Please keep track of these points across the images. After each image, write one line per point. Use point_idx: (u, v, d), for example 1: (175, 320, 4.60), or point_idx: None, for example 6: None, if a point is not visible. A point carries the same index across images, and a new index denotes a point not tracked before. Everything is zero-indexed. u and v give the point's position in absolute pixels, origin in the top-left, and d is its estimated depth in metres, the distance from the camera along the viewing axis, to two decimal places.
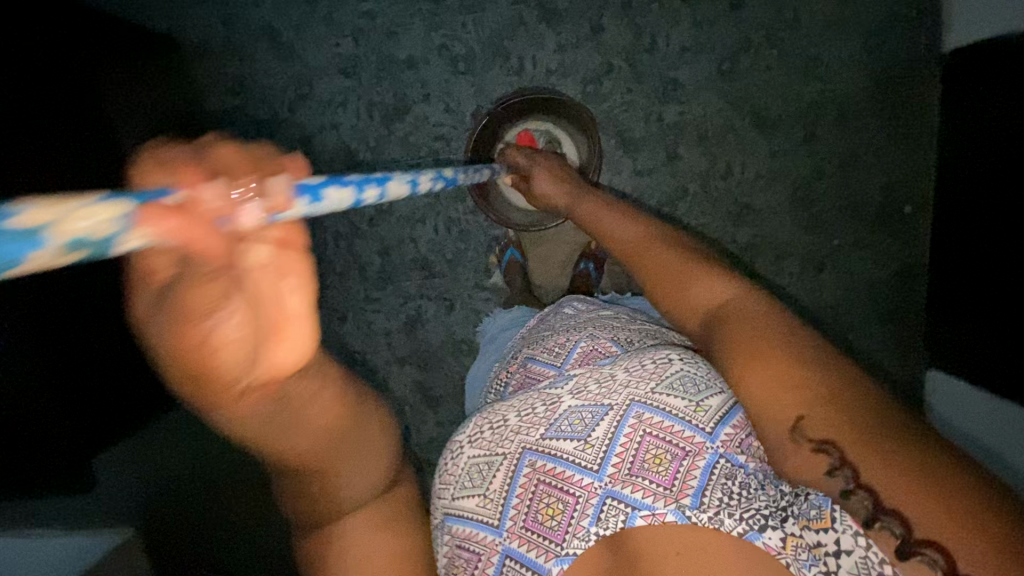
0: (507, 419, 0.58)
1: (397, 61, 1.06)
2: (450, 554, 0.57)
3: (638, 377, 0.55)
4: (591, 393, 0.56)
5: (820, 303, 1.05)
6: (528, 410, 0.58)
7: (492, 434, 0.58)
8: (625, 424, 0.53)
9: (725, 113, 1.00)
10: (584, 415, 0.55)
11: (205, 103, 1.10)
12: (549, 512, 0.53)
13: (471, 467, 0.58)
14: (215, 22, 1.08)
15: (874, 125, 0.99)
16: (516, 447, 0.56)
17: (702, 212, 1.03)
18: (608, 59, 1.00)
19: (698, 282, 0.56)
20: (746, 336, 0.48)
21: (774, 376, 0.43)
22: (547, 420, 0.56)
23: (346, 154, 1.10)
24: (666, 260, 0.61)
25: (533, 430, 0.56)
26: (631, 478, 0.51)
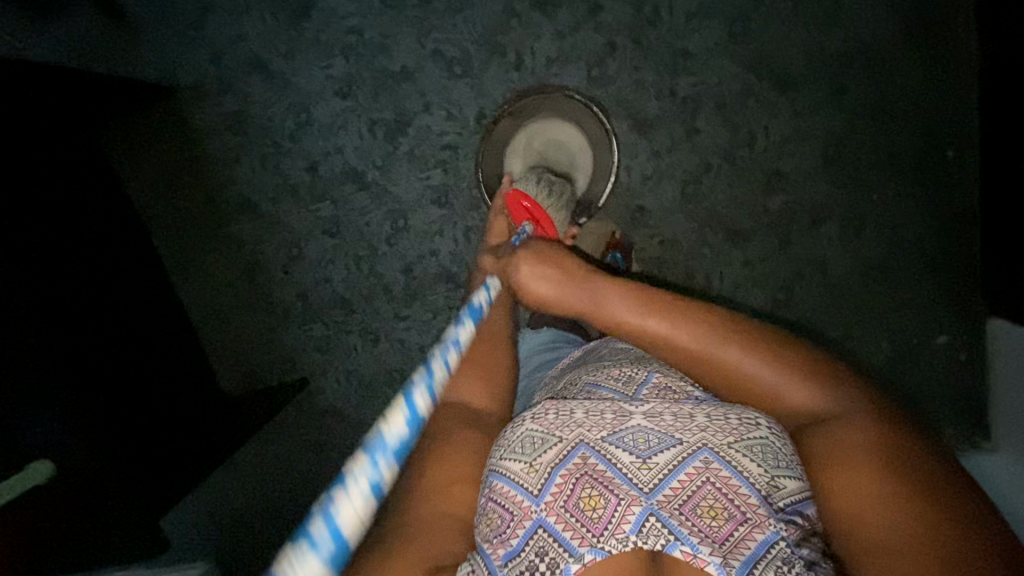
0: (573, 409, 0.55)
1: (393, 74, 1.02)
2: (482, 507, 0.54)
3: (719, 428, 0.52)
4: (665, 422, 0.53)
5: (865, 262, 1.00)
6: (596, 411, 0.54)
7: (557, 415, 0.55)
8: (689, 463, 0.50)
9: (743, 77, 0.94)
10: (650, 437, 0.52)
11: (207, 144, 1.09)
12: (590, 503, 0.50)
13: (527, 437, 0.54)
14: (205, 61, 1.06)
15: (904, 67, 0.93)
16: (575, 435, 0.52)
17: (728, 185, 0.99)
18: (610, 39, 0.96)
19: (793, 387, 0.52)
20: (866, 468, 0.48)
21: (866, 501, 0.47)
22: (613, 425, 0.53)
23: (355, 177, 1.08)
24: (747, 359, 0.53)
25: (597, 429, 0.52)
26: (679, 513, 0.48)
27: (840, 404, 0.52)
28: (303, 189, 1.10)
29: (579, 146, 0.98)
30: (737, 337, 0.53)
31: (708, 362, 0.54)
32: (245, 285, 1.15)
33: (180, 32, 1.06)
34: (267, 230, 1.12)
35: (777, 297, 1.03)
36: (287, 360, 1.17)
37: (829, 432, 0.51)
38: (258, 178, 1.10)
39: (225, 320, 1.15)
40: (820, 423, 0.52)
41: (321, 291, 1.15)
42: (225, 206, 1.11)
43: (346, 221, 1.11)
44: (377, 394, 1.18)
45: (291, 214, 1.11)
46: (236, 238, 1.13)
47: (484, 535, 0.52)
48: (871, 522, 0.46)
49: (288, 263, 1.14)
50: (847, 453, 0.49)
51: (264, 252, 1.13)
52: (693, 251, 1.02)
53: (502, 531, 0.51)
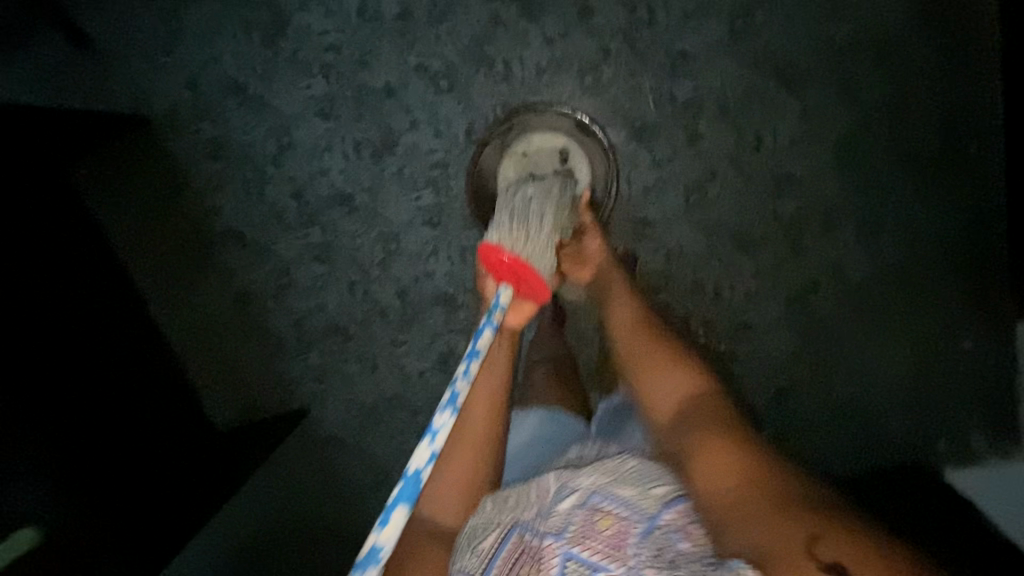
0: (506, 500, 0.60)
1: (375, 91, 0.97)
2: None
3: (601, 473, 0.58)
4: (562, 482, 0.58)
5: (885, 265, 0.95)
6: (518, 496, 0.59)
7: (500, 502, 0.60)
8: (580, 505, 0.54)
9: (746, 77, 0.89)
10: (550, 495, 0.57)
11: (188, 174, 1.04)
12: (525, 570, 0.52)
13: (471, 533, 0.59)
14: (180, 88, 1.02)
15: (918, 58, 0.87)
16: (510, 519, 0.56)
17: (736, 191, 0.93)
18: (603, 43, 0.90)
19: (700, 401, 0.65)
20: (723, 450, 0.57)
21: (722, 467, 0.55)
22: (529, 503, 0.58)
23: (342, 200, 1.03)
24: (671, 380, 0.69)
25: (521, 511, 0.57)
26: (584, 541, 0.51)
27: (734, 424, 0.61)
28: (289, 215, 1.05)
29: (577, 160, 0.92)
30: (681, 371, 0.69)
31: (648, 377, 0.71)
32: (235, 317, 1.10)
33: (152, 58, 1.01)
34: (255, 259, 1.08)
35: (792, 305, 0.98)
36: (286, 390, 1.13)
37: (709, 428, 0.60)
38: (243, 206, 1.06)
39: (217, 354, 1.11)
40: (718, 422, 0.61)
41: (315, 320, 1.11)
42: (210, 236, 1.07)
43: (336, 246, 1.06)
44: (379, 421, 1.14)
45: (278, 241, 1.07)
46: (224, 268, 1.08)
47: None
48: (724, 484, 0.53)
49: (279, 291, 1.09)
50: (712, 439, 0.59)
51: (255, 281, 1.09)
52: (701, 262, 0.97)
53: None
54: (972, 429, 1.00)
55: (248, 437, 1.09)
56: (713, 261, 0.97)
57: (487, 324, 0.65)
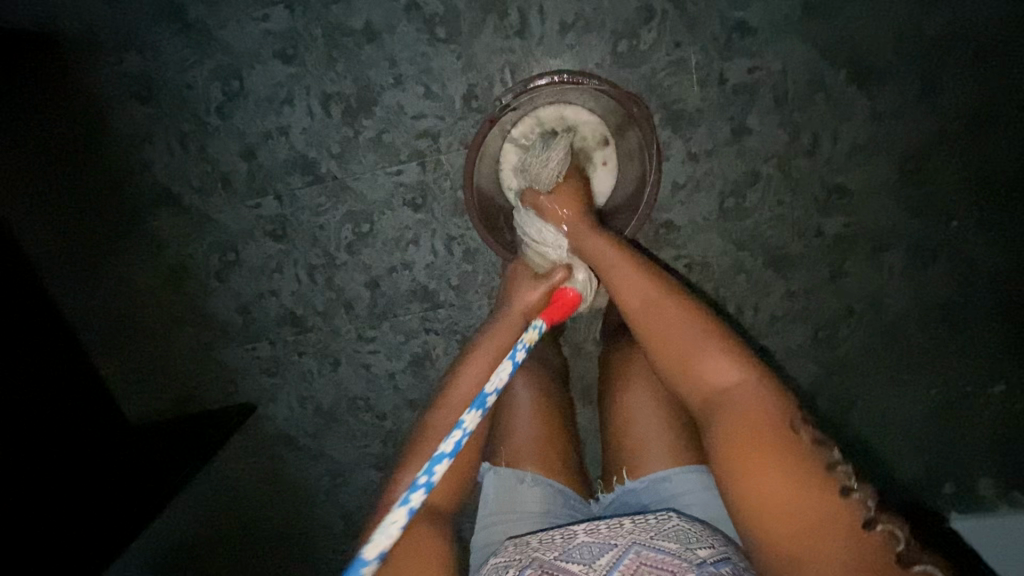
0: (530, 538, 0.56)
1: (354, 34, 0.77)
2: None
3: (642, 527, 0.53)
4: (602, 531, 0.54)
5: (929, 298, 0.83)
6: (547, 537, 0.55)
7: (509, 552, 0.55)
8: (625, 556, 0.49)
9: (812, 63, 0.73)
10: (590, 547, 0.51)
11: (106, 116, 0.83)
12: None
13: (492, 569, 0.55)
14: (95, 4, 0.79)
15: (1013, 63, 0.73)
16: (526, 561, 0.52)
17: (779, 200, 0.79)
18: (646, 1, 0.72)
19: (710, 355, 0.54)
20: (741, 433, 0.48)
21: (783, 483, 0.44)
22: (560, 544, 0.53)
23: (305, 166, 0.83)
24: (672, 317, 0.57)
25: (547, 550, 0.52)
26: None
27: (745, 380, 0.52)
28: (238, 180, 0.85)
29: (603, 162, 0.76)
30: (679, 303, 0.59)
31: (649, 319, 0.58)
32: (170, 297, 0.91)
33: None
34: (193, 229, 0.88)
35: (820, 333, 0.86)
36: (227, 384, 0.96)
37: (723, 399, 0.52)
38: (178, 164, 0.85)
39: (148, 337, 0.93)
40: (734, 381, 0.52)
41: (265, 306, 0.92)
42: (136, 196, 0.86)
43: (294, 222, 0.87)
44: (337, 424, 0.97)
45: (223, 210, 0.87)
46: (153, 237, 0.88)
47: None
48: (783, 503, 0.43)
49: (222, 270, 0.90)
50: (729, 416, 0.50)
51: (191, 255, 0.89)
52: (727, 278, 0.83)
53: None
54: (985, 476, 0.91)
55: (188, 430, 0.94)
56: (743, 275, 0.83)
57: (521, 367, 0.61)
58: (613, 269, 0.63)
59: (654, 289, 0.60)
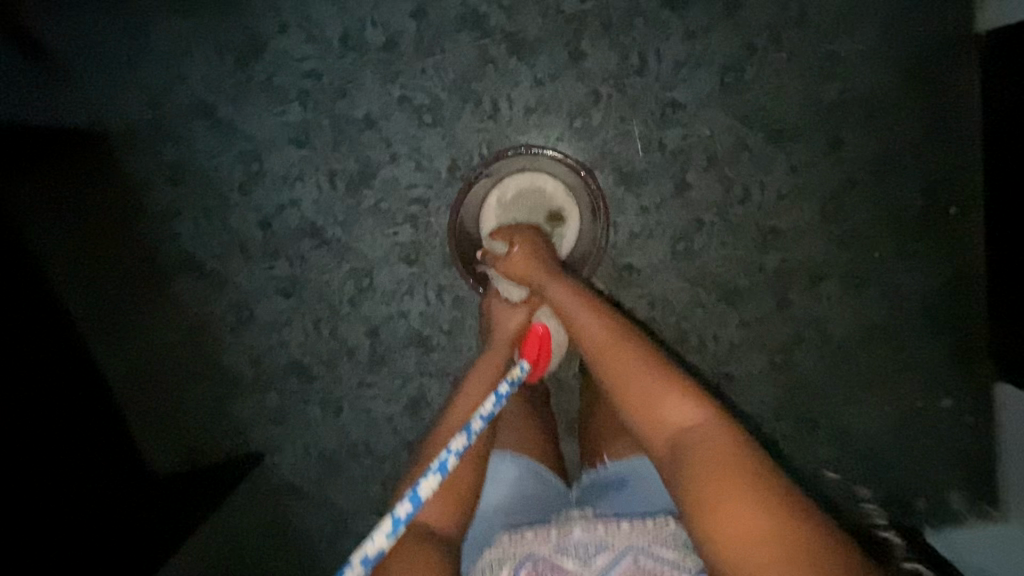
0: (528, 529, 0.61)
1: (355, 122, 0.92)
2: None
3: (638, 531, 0.58)
4: (599, 531, 0.58)
5: (867, 321, 0.94)
6: (546, 530, 0.60)
7: (511, 540, 0.60)
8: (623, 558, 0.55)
9: (735, 130, 0.88)
10: (589, 547, 0.57)
11: (143, 197, 0.96)
12: None
13: (488, 560, 0.59)
14: (138, 104, 0.93)
15: (907, 122, 0.87)
16: (525, 549, 0.58)
17: (723, 242, 0.91)
18: (594, 87, 0.88)
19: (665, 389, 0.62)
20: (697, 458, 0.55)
21: (729, 500, 0.51)
22: (559, 540, 0.58)
23: (313, 232, 0.97)
24: (629, 353, 0.65)
25: (545, 543, 0.58)
26: None
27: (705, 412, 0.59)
28: (254, 246, 0.98)
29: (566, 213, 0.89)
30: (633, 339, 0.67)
31: (608, 357, 0.66)
32: (189, 353, 1.01)
33: (110, 72, 0.93)
34: (214, 290, 1.00)
35: (776, 358, 0.95)
36: (239, 434, 1.03)
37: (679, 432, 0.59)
38: (202, 235, 0.98)
39: (167, 391, 1.02)
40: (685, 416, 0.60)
41: (275, 357, 1.02)
42: (165, 264, 0.98)
43: (303, 281, 0.99)
44: (339, 469, 1.04)
45: (241, 273, 0.99)
46: (178, 299, 1.00)
47: None
48: (722, 524, 0.50)
49: (238, 326, 1.01)
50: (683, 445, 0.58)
51: (211, 314, 1.01)
52: (687, 312, 0.94)
53: None
54: (951, 489, 0.98)
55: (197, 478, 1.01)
56: (698, 309, 0.94)
57: (507, 391, 0.71)
58: (564, 309, 0.71)
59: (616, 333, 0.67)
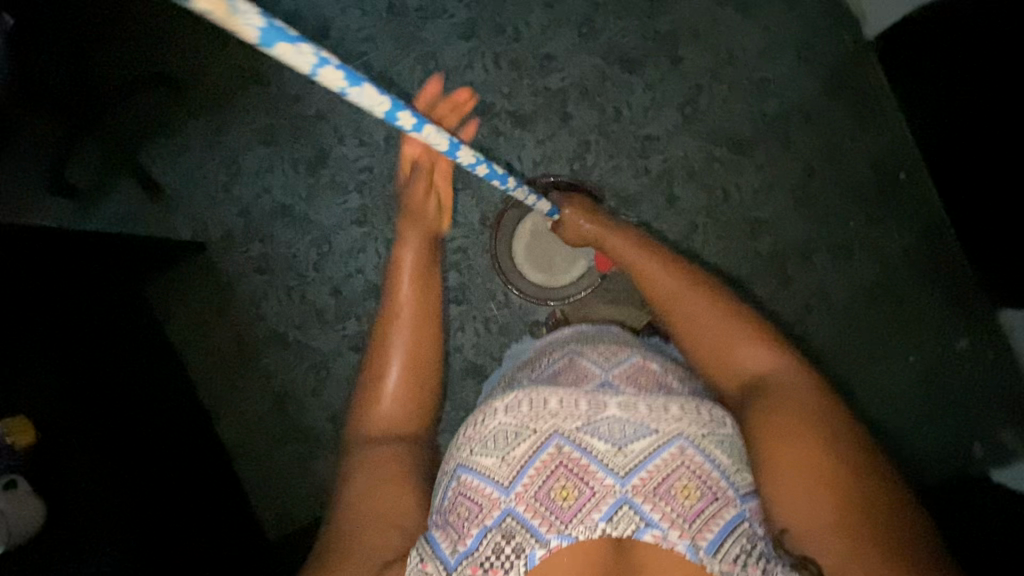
0: (547, 399, 0.58)
1: (401, 198, 1.16)
2: (451, 500, 0.56)
3: (691, 418, 0.57)
4: (642, 412, 0.57)
5: (864, 282, 1.06)
6: (572, 401, 0.58)
7: (528, 410, 0.57)
8: (667, 448, 0.55)
9: (703, 148, 1.09)
10: (626, 428, 0.56)
11: (237, 288, 1.18)
12: (562, 494, 0.53)
13: (497, 431, 0.57)
14: (233, 216, 1.19)
15: (840, 116, 1.07)
16: (548, 426, 0.56)
17: (718, 237, 1.08)
18: (584, 137, 1.12)
19: (749, 347, 0.65)
20: (778, 408, 0.58)
21: (795, 452, 0.54)
22: (587, 415, 0.56)
23: (376, 291, 1.16)
24: (703, 302, 0.69)
25: (570, 420, 0.56)
26: (653, 497, 0.52)
27: (792, 370, 0.62)
28: (328, 312, 1.17)
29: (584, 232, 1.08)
30: (709, 294, 0.70)
31: (676, 308, 0.70)
32: (278, 416, 1.16)
33: (209, 196, 1.19)
34: (296, 357, 1.17)
35: (794, 330, 1.06)
36: (323, 489, 1.14)
37: (764, 385, 0.62)
38: (285, 310, 1.17)
39: (264, 453, 1.15)
40: (771, 376, 0.62)
41: (351, 408, 1.15)
42: (256, 340, 1.17)
43: (371, 334, 1.16)
44: None
45: (318, 337, 1.17)
46: (268, 369, 1.16)
47: (445, 526, 0.55)
48: (785, 470, 0.53)
49: (317, 385, 1.16)
50: (768, 395, 0.60)
51: (294, 378, 1.16)
52: None
53: (467, 521, 0.54)
54: (997, 430, 1.02)
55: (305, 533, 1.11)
56: None
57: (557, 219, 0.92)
58: (636, 262, 0.77)
59: (691, 285, 0.71)
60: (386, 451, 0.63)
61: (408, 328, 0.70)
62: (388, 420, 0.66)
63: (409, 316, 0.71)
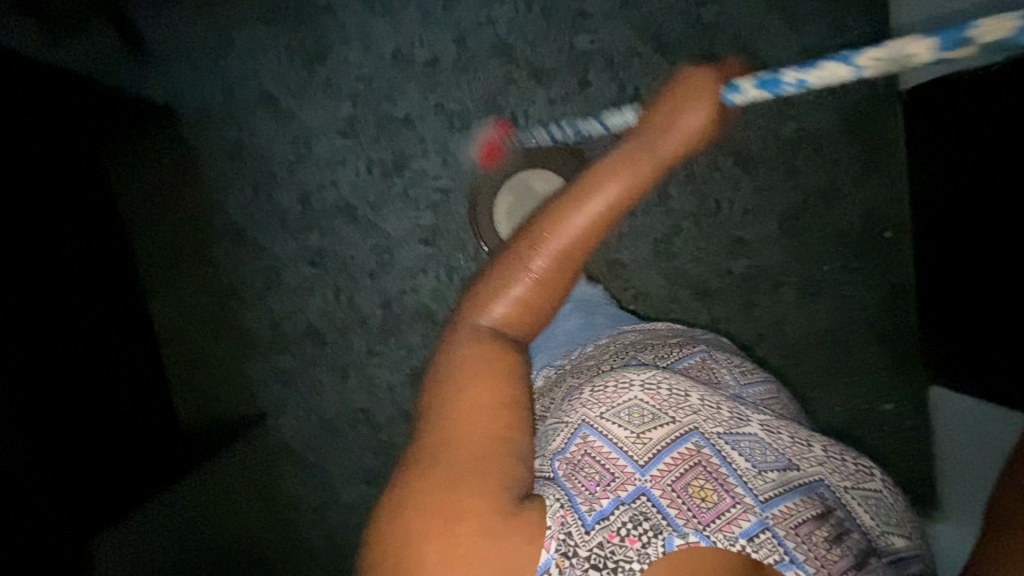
0: (638, 384, 0.58)
1: (395, 122, 1.09)
2: (574, 459, 0.54)
3: (711, 410, 0.56)
4: (661, 397, 0.57)
5: (818, 327, 1.09)
6: (601, 387, 0.58)
7: (667, 397, 0.57)
8: (808, 488, 0.53)
9: (711, 154, 1.05)
10: (644, 412, 0.55)
11: (202, 168, 1.11)
12: (699, 494, 0.51)
13: (632, 406, 0.56)
14: (213, 90, 1.10)
15: (848, 160, 1.06)
16: (689, 420, 0.55)
17: (697, 247, 1.07)
18: (595, 110, 1.07)
19: None
20: None
21: None
22: (612, 402, 0.57)
23: (346, 210, 1.11)
24: None
25: (595, 407, 0.56)
26: (670, 491, 0.51)
27: None
28: (292, 219, 1.12)
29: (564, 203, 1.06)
30: None
31: None
32: (221, 310, 1.14)
33: (192, 61, 1.09)
34: (250, 256, 1.13)
35: (738, 353, 1.09)
36: (250, 394, 1.16)
37: None
38: (248, 205, 1.12)
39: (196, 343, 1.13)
40: None
41: (295, 321, 1.14)
42: (213, 228, 1.12)
43: (331, 253, 1.12)
44: (337, 436, 1.18)
45: (275, 242, 1.12)
46: (219, 261, 1.13)
47: (576, 485, 0.51)
48: None
49: (266, 290, 1.13)
50: None
51: (243, 277, 1.13)
52: (664, 306, 1.08)
53: (595, 486, 0.51)
54: None
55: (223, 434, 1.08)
56: (669, 307, 1.09)
57: None
58: None
59: None
60: (481, 350, 0.58)
61: (558, 249, 0.60)
62: (502, 323, 0.60)
63: (553, 258, 0.60)
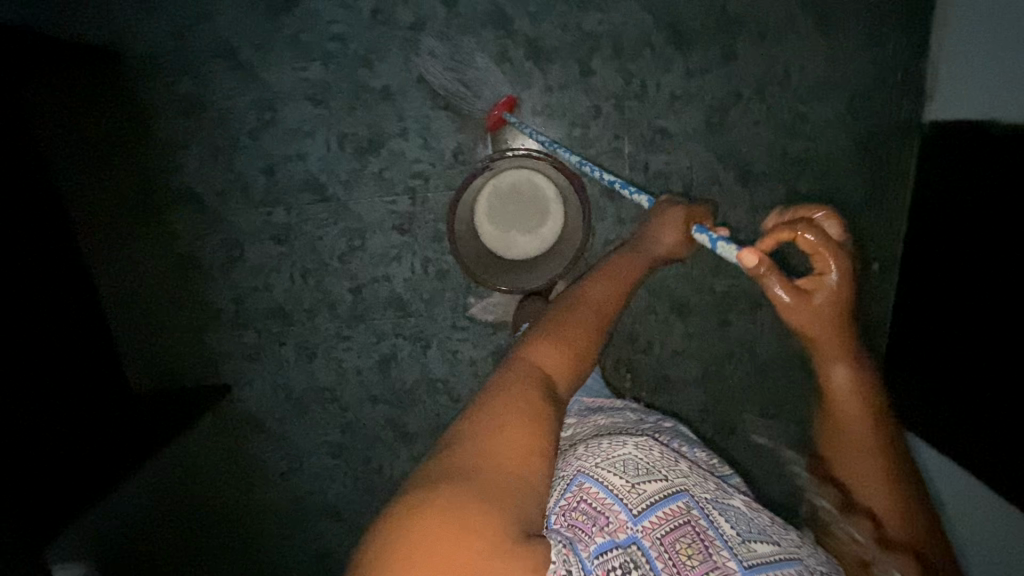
0: (627, 443, 0.58)
1: (372, 92, 0.97)
2: (567, 504, 0.52)
3: (699, 481, 0.56)
4: (654, 456, 0.56)
5: (790, 351, 1.09)
6: (600, 446, 0.57)
7: (658, 457, 0.56)
8: (788, 565, 0.51)
9: (711, 165, 0.99)
10: (638, 466, 0.54)
11: (152, 125, 0.99)
12: (686, 551, 0.49)
13: (621, 460, 0.55)
14: (163, 33, 0.95)
15: (852, 186, 1.01)
16: (679, 481, 0.54)
17: (683, 261, 1.04)
18: (596, 103, 0.97)
19: None
20: None
21: None
22: (607, 455, 0.56)
23: (315, 187, 1.02)
24: None
25: (591, 458, 0.56)
26: (660, 543, 0.49)
27: None
28: (256, 191, 1.02)
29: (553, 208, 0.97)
30: None
31: None
32: (176, 281, 1.06)
33: None
34: (208, 226, 1.04)
35: (709, 368, 1.09)
36: (210, 363, 1.10)
37: None
38: (206, 171, 1.01)
39: (152, 312, 1.07)
40: None
41: (257, 299, 1.08)
42: (166, 193, 1.02)
43: (298, 231, 1.04)
44: (303, 413, 1.14)
45: (236, 214, 1.03)
46: (173, 229, 1.03)
47: (570, 531, 0.49)
48: None
49: (226, 264, 1.06)
50: None
51: (201, 248, 1.05)
52: (642, 317, 1.06)
53: (583, 531, 0.49)
54: None
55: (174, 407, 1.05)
56: (647, 317, 1.06)
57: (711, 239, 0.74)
58: None
59: None
60: (532, 379, 0.56)
61: (591, 307, 0.66)
62: (546, 363, 0.58)
63: (583, 315, 0.65)
